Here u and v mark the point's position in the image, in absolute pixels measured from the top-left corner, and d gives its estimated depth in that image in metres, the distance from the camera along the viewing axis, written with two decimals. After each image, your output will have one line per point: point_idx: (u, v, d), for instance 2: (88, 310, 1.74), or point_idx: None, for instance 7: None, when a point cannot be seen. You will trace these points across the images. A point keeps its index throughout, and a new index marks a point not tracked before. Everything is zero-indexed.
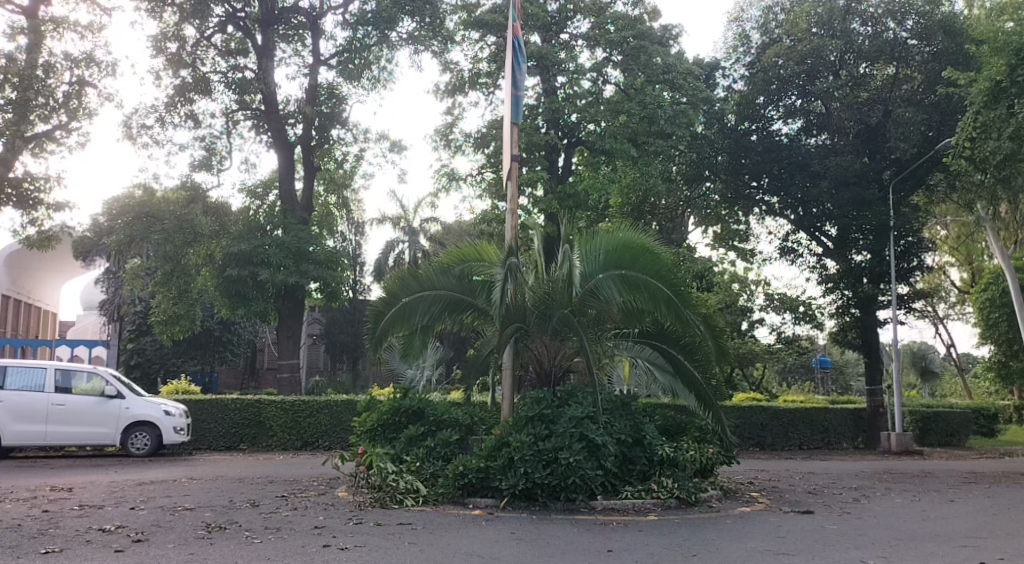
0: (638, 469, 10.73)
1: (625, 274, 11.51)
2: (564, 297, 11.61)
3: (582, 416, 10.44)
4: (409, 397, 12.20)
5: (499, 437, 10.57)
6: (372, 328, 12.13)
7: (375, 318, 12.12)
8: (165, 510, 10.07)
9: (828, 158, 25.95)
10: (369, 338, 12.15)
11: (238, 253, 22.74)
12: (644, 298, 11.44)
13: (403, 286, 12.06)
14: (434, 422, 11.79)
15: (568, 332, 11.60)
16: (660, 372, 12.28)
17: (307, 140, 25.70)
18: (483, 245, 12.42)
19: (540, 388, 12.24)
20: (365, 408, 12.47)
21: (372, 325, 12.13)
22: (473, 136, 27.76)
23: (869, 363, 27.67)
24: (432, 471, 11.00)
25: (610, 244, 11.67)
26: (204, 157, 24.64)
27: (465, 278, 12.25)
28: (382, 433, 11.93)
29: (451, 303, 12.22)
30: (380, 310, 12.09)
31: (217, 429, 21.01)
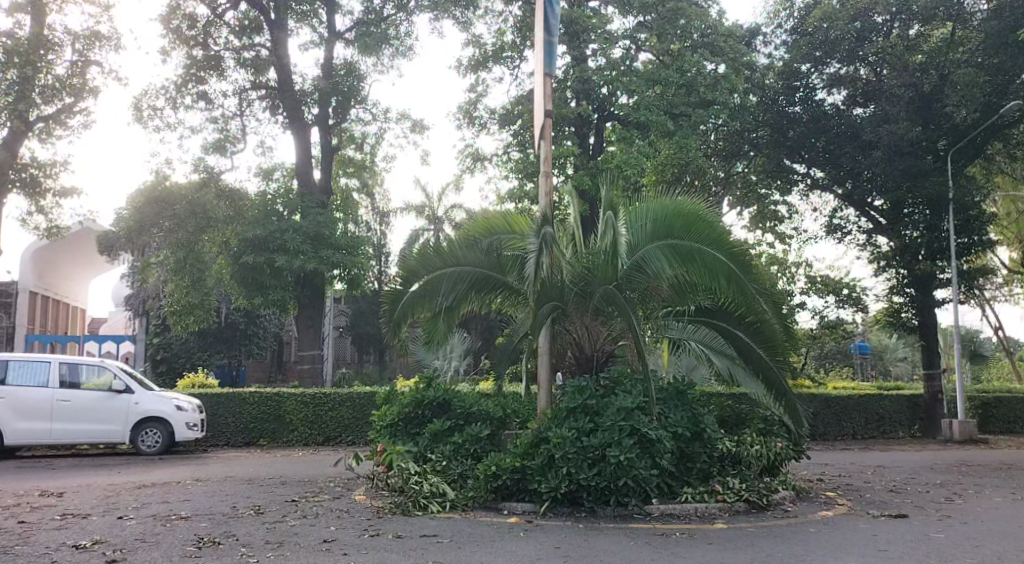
0: (698, 467, 9.32)
1: (677, 244, 10.05)
2: (608, 270, 10.17)
3: (633, 407, 9.03)
4: (434, 386, 10.86)
5: (537, 431, 9.20)
6: (390, 310, 10.78)
7: (393, 299, 10.78)
8: (155, 520, 8.79)
9: (881, 126, 24.16)
10: (387, 321, 10.83)
11: (254, 239, 21.63)
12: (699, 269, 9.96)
13: (425, 261, 10.67)
14: (462, 415, 10.44)
15: (612, 311, 10.17)
16: (718, 357, 10.80)
17: (323, 120, 24.46)
18: (513, 216, 11.06)
19: (580, 376, 10.79)
20: (384, 400, 11.12)
21: (391, 306, 10.79)
22: (498, 113, 26.36)
23: (925, 346, 25.84)
24: (461, 472, 9.68)
25: (658, 211, 10.23)
26: (218, 139, 23.55)
27: (494, 253, 10.87)
28: (404, 429, 10.60)
29: (477, 280, 10.82)
30: (398, 288, 10.73)
31: (235, 425, 19.89)
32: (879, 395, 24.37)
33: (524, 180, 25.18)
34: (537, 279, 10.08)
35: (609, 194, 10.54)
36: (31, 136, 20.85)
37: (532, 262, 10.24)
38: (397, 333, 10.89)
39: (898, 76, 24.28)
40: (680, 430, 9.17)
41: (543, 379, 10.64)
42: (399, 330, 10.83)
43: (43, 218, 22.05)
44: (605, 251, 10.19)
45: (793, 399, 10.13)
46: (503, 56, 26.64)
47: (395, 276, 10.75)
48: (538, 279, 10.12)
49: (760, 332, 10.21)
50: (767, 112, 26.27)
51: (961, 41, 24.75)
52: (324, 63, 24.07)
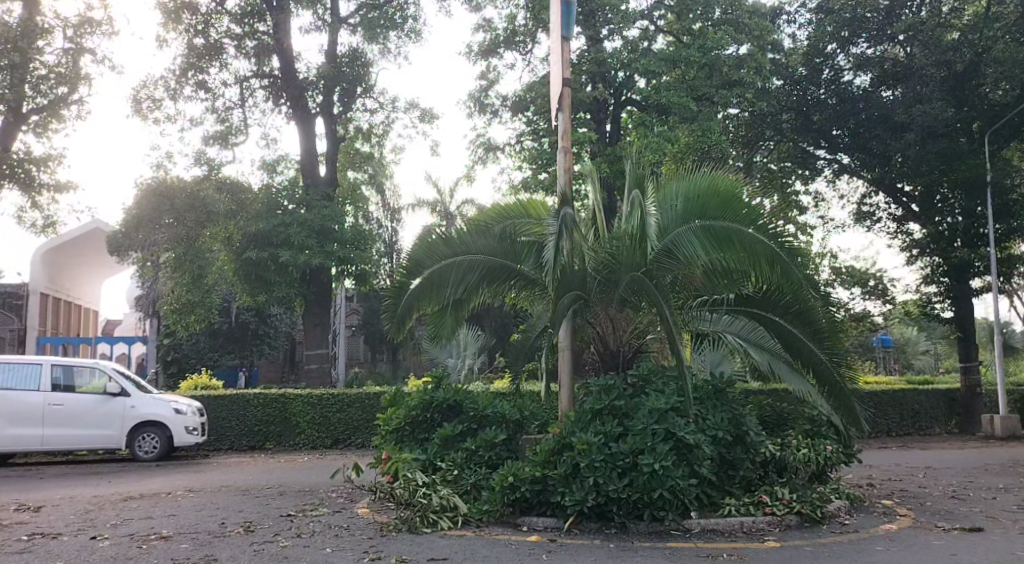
0: (740, 475, 8.42)
1: (712, 225, 9.02)
2: (635, 256, 9.13)
3: (666, 407, 8.04)
4: (445, 387, 9.90)
5: (559, 437, 8.22)
6: (395, 304, 9.78)
7: (396, 291, 9.78)
8: (132, 541, 7.83)
9: (914, 107, 22.93)
10: (391, 316, 9.84)
11: (258, 233, 20.66)
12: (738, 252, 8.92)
13: (432, 250, 9.65)
14: (475, 419, 9.47)
15: (640, 301, 9.16)
16: (760, 352, 9.71)
17: (329, 110, 23.48)
18: (528, 200, 10.11)
19: (604, 374, 9.73)
20: (390, 402, 10.17)
21: (395, 299, 9.78)
22: (510, 99, 25.30)
23: (961, 337, 24.58)
24: (473, 482, 8.71)
25: (690, 189, 9.24)
26: (220, 131, 22.61)
27: (509, 240, 9.85)
28: (412, 434, 9.67)
29: (490, 268, 9.79)
30: (402, 279, 9.72)
31: (240, 428, 19.00)
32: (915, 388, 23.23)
33: (538, 169, 24.12)
34: (557, 266, 9.05)
35: (634, 172, 9.54)
36: (25, 129, 19.97)
37: (551, 247, 9.19)
38: (402, 330, 9.89)
39: (930, 53, 23.18)
40: (719, 434, 8.19)
41: (564, 378, 9.63)
42: (405, 326, 9.83)
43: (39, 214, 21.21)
44: (631, 234, 9.17)
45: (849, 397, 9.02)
46: (515, 41, 25.58)
47: (399, 265, 9.75)
48: (557, 266, 9.07)
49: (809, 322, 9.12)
50: (789, 97, 25.28)
51: (996, 17, 23.48)
52: (329, 50, 23.10)
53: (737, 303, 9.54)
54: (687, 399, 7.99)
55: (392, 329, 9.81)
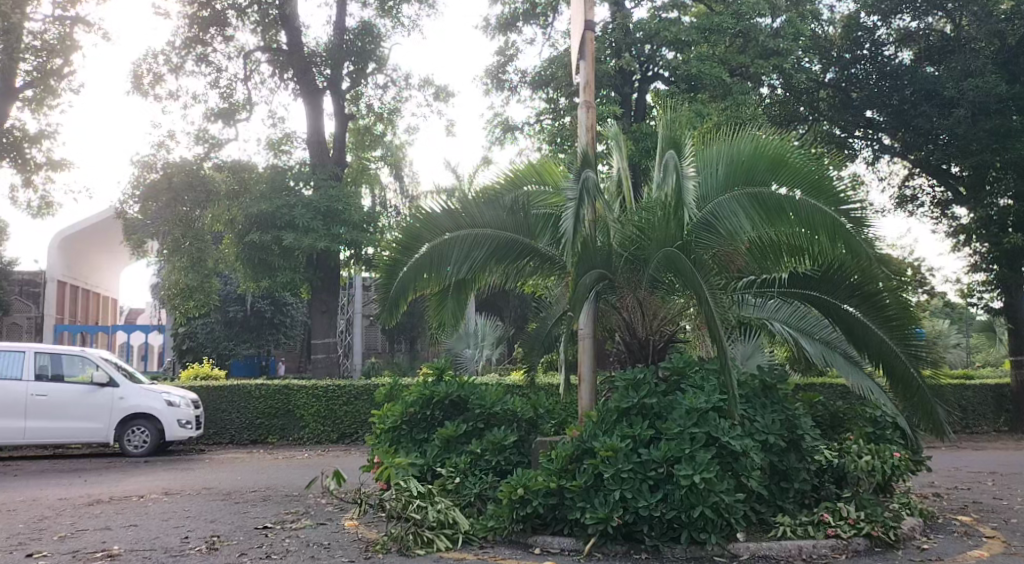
0: (795, 488, 7.21)
1: (760, 192, 7.76)
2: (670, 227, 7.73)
3: (706, 407, 6.83)
4: (448, 381, 8.68)
5: (578, 441, 7.00)
6: (388, 284, 8.41)
7: (388, 269, 8.45)
8: (71, 561, 6.59)
9: (964, 81, 21.28)
10: (381, 301, 8.49)
11: (259, 215, 19.39)
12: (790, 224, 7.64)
13: (429, 222, 8.31)
14: (482, 418, 8.22)
15: (674, 282, 7.82)
16: (812, 341, 8.40)
17: (337, 85, 22.11)
18: (543, 166, 8.93)
19: (631, 367, 8.32)
20: (385, 398, 8.94)
21: (387, 280, 8.44)
22: (529, 75, 23.93)
23: (1013, 329, 22.86)
24: (477, 493, 7.48)
25: (735, 152, 7.94)
26: (223, 108, 21.31)
27: (522, 212, 8.57)
28: (409, 435, 8.42)
29: (499, 244, 8.46)
30: (396, 256, 8.41)
31: (240, 421, 17.89)
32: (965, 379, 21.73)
33: (558, 150, 22.74)
34: (578, 237, 7.62)
35: (669, 131, 8.24)
36: (17, 104, 18.94)
37: (567, 219, 7.72)
38: (396, 317, 8.58)
39: (982, 25, 21.53)
40: (770, 440, 6.94)
41: (585, 371, 8.29)
42: (399, 313, 8.50)
43: (34, 194, 20.17)
44: (665, 202, 7.82)
45: (929, 400, 7.54)
46: (535, 14, 24.21)
47: (391, 241, 8.43)
48: (579, 238, 7.69)
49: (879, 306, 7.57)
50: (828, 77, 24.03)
51: None
52: (338, 23, 21.85)
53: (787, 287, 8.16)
54: (733, 398, 6.70)
55: (383, 317, 8.48)
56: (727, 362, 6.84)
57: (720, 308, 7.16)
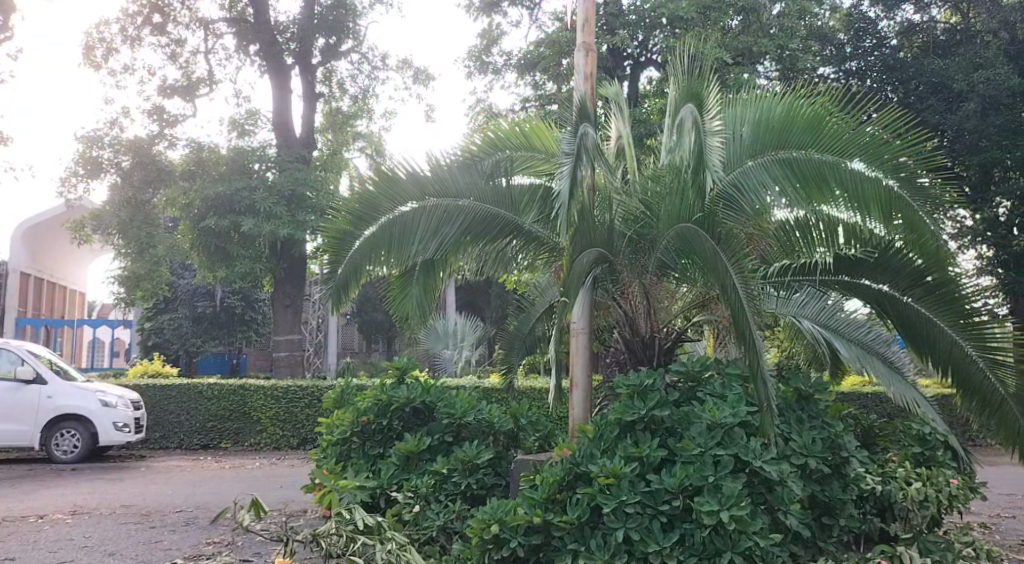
0: (839, 526, 5.82)
1: (796, 158, 6.30)
2: (687, 194, 6.16)
3: (733, 422, 5.44)
4: (410, 384, 7.16)
5: (570, 463, 5.56)
6: (336, 264, 6.78)
7: (339, 243, 6.77)
8: None
9: (975, 72, 19.58)
10: (329, 282, 6.82)
11: (218, 197, 17.67)
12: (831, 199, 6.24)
13: (391, 188, 6.75)
14: (450, 429, 6.75)
15: (689, 266, 6.35)
16: (846, 342, 7.53)
17: (306, 58, 20.33)
18: (532, 129, 7.51)
19: (634, 370, 6.79)
20: (335, 404, 7.44)
21: (337, 256, 6.78)
22: (514, 58, 22.36)
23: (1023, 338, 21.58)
24: (442, 525, 5.99)
25: (768, 109, 6.49)
26: (183, 83, 19.54)
27: (502, 180, 7.15)
28: (361, 450, 6.90)
29: (477, 218, 6.95)
30: (350, 227, 6.75)
31: (191, 423, 16.27)
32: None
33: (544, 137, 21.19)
34: (575, 204, 6.04)
35: (687, 80, 6.71)
36: None
37: (561, 181, 6.17)
38: (346, 304, 6.96)
39: (992, 17, 20.14)
40: (811, 465, 5.54)
41: (579, 376, 6.77)
42: (351, 299, 6.87)
43: None
44: (682, 164, 6.30)
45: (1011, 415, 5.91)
46: None
47: (343, 208, 6.79)
48: (576, 205, 6.09)
49: (945, 299, 6.01)
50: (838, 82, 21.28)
51: None
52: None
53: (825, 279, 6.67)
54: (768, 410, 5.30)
55: (332, 304, 6.84)
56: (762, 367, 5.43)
57: (750, 296, 5.65)
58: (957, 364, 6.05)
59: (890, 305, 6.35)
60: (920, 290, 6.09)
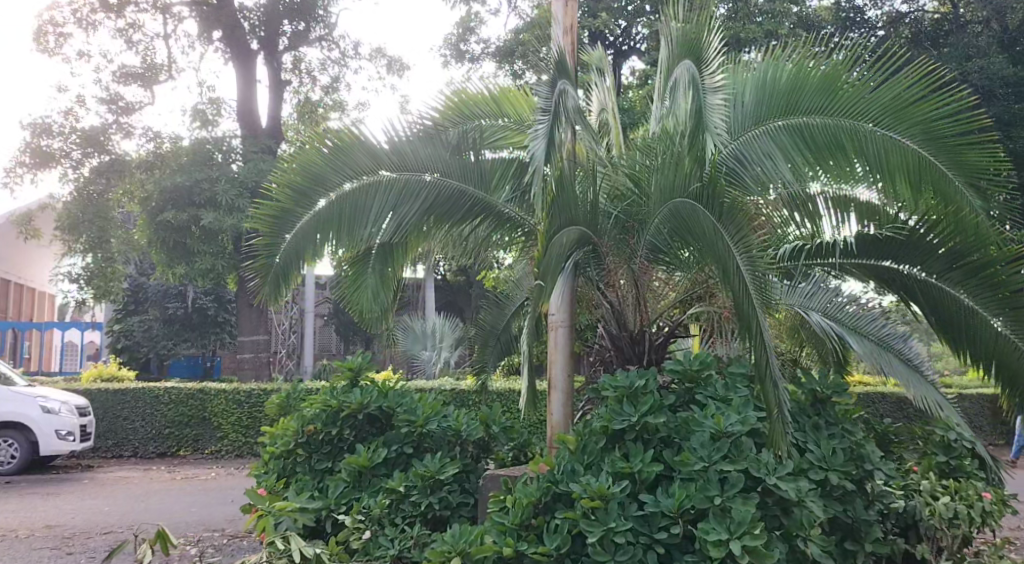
0: (864, 552, 4.96)
1: (807, 124, 5.43)
2: (684, 163, 5.19)
3: (740, 431, 4.56)
4: (366, 386, 6.23)
5: (547, 480, 4.67)
6: (272, 248, 5.80)
7: (278, 222, 5.79)
8: None
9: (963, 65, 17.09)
10: (266, 267, 5.83)
11: (174, 189, 16.59)
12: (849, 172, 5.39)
13: (339, 159, 5.80)
14: (410, 438, 5.84)
15: (682, 251, 5.46)
16: (858, 337, 6.74)
17: (271, 45, 19.32)
18: (503, 94, 6.61)
19: (621, 372, 5.86)
20: (281, 411, 6.50)
21: (276, 237, 5.79)
22: (492, 46, 21.44)
23: None
24: (397, 555, 5.09)
25: (779, 65, 5.57)
26: (142, 70, 18.49)
27: (470, 154, 6.23)
28: (307, 464, 5.97)
29: (442, 196, 6.02)
30: (291, 202, 5.77)
31: (145, 430, 15.21)
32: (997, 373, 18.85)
33: None
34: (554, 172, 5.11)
35: (683, 30, 5.76)
36: None
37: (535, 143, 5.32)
38: (287, 294, 5.98)
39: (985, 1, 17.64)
40: (832, 481, 4.69)
41: (558, 378, 5.86)
42: (292, 287, 5.89)
43: None
44: (678, 130, 5.43)
45: None
46: None
47: (282, 183, 5.81)
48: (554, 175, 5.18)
49: (989, 282, 5.01)
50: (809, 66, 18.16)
51: None
52: None
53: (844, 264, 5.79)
54: (780, 417, 4.41)
55: (270, 294, 5.87)
56: (766, 362, 4.49)
57: (758, 283, 4.61)
58: (1006, 359, 4.99)
59: (922, 291, 5.39)
60: (959, 271, 5.11)
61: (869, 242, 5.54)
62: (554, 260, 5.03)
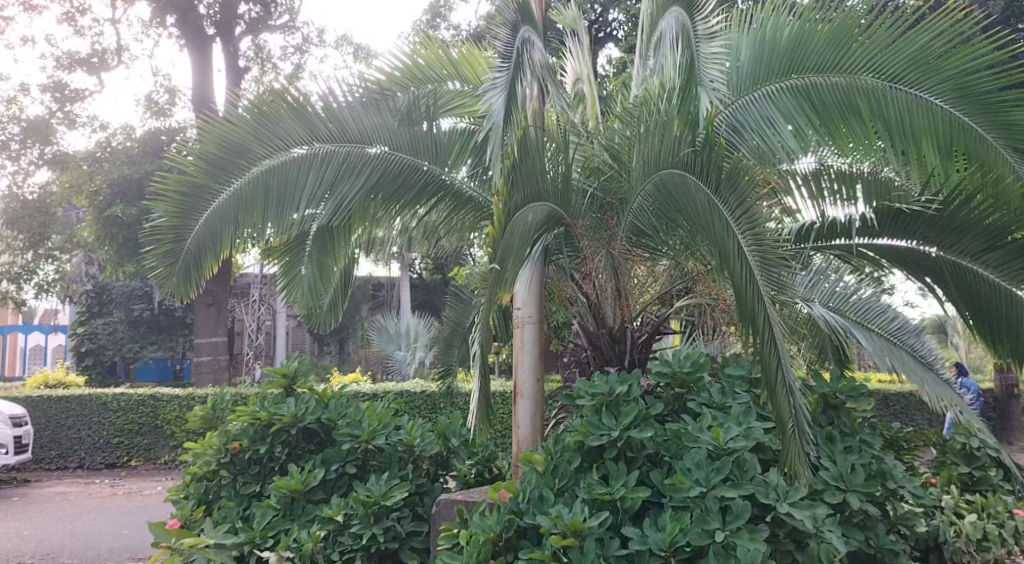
0: None
1: (815, 84, 4.65)
2: (675, 126, 4.32)
3: (743, 446, 3.75)
4: (302, 394, 5.35)
5: (510, 511, 3.84)
6: (180, 231, 4.82)
7: (190, 197, 4.84)
8: None
9: None
10: (174, 254, 4.84)
11: (123, 182, 15.51)
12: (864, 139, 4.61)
13: (264, 126, 4.89)
14: (351, 456, 4.97)
15: (671, 231, 4.66)
16: (866, 332, 5.96)
17: (228, 29, 18.21)
18: (464, 57, 5.74)
19: (601, 375, 5.03)
20: (206, 424, 5.60)
21: (184, 217, 4.83)
22: (463, 33, 20.47)
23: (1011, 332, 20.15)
24: None
25: (779, 15, 4.75)
26: (90, 56, 17.36)
27: (424, 124, 5.33)
28: (233, 488, 5.10)
29: (391, 172, 5.15)
30: (206, 174, 4.84)
31: (91, 441, 13.91)
32: (988, 367, 18.16)
33: None
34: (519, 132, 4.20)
35: None
36: None
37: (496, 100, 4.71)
38: (199, 287, 5.00)
39: None
40: (853, 504, 3.89)
41: (527, 382, 4.98)
42: (206, 279, 4.93)
43: None
44: (666, 89, 4.64)
45: None
46: None
47: (192, 152, 4.86)
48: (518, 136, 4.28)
49: None
50: None
51: None
52: None
53: (858, 247, 5.08)
54: (800, 434, 3.52)
55: (178, 288, 4.86)
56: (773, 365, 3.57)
57: (767, 266, 3.69)
58: None
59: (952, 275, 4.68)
60: (1002, 253, 4.42)
61: (889, 215, 4.82)
62: (517, 240, 4.22)
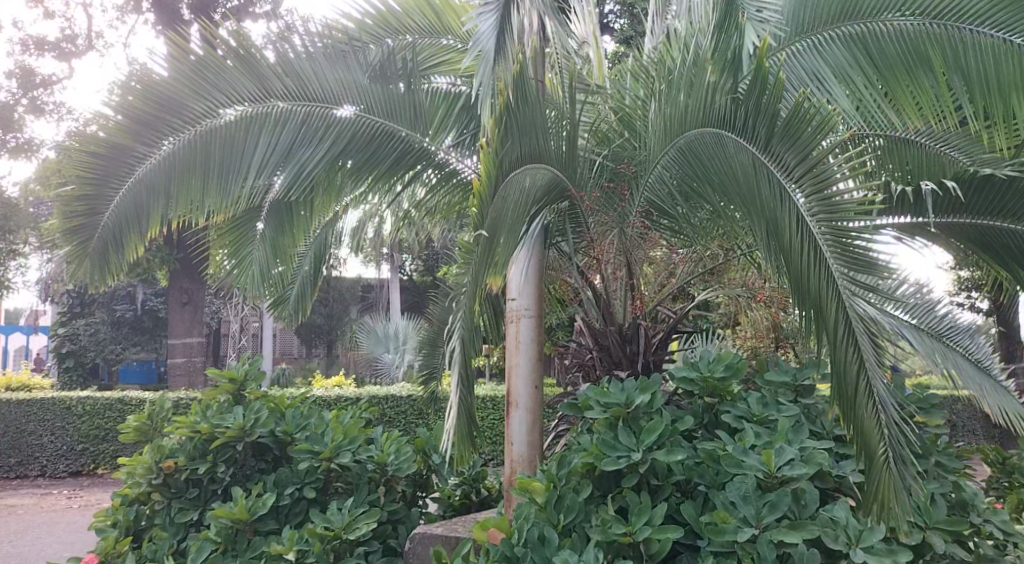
0: None
1: (873, 30, 3.85)
2: (704, 73, 3.42)
3: (804, 474, 2.93)
4: (254, 402, 4.49)
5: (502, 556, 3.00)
6: (93, 200, 3.89)
7: (110, 161, 3.89)
8: None
9: None
10: (86, 230, 3.91)
11: None
12: (930, 95, 3.85)
13: (205, 78, 3.99)
14: (312, 477, 4.13)
15: (701, 205, 3.83)
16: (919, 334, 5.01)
17: None
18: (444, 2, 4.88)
19: (613, 380, 4.21)
20: (143, 436, 4.72)
21: (99, 185, 3.88)
22: None
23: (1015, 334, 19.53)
24: None
25: None
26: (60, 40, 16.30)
27: (400, 85, 4.42)
28: (168, 514, 4.23)
29: (364, 137, 4.31)
30: (132, 133, 3.90)
31: (56, 447, 11.65)
32: None
33: None
34: (517, 63, 3.42)
35: None
36: None
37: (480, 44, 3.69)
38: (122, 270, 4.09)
39: None
40: (937, 544, 3.07)
41: (523, 390, 4.12)
42: (128, 262, 4.02)
43: None
44: (694, 34, 3.83)
45: None
46: None
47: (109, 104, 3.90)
48: (512, 81, 3.43)
49: None
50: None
51: None
52: None
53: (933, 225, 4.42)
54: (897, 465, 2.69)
55: (92, 272, 3.94)
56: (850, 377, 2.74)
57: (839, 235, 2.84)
58: None
59: None
60: None
61: (971, 184, 4.21)
62: (511, 206, 3.43)
